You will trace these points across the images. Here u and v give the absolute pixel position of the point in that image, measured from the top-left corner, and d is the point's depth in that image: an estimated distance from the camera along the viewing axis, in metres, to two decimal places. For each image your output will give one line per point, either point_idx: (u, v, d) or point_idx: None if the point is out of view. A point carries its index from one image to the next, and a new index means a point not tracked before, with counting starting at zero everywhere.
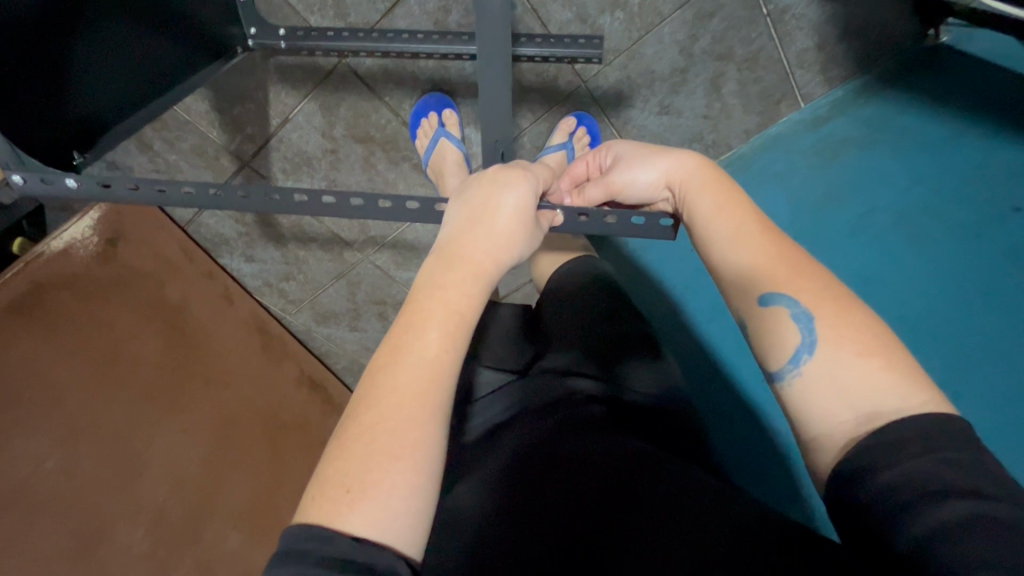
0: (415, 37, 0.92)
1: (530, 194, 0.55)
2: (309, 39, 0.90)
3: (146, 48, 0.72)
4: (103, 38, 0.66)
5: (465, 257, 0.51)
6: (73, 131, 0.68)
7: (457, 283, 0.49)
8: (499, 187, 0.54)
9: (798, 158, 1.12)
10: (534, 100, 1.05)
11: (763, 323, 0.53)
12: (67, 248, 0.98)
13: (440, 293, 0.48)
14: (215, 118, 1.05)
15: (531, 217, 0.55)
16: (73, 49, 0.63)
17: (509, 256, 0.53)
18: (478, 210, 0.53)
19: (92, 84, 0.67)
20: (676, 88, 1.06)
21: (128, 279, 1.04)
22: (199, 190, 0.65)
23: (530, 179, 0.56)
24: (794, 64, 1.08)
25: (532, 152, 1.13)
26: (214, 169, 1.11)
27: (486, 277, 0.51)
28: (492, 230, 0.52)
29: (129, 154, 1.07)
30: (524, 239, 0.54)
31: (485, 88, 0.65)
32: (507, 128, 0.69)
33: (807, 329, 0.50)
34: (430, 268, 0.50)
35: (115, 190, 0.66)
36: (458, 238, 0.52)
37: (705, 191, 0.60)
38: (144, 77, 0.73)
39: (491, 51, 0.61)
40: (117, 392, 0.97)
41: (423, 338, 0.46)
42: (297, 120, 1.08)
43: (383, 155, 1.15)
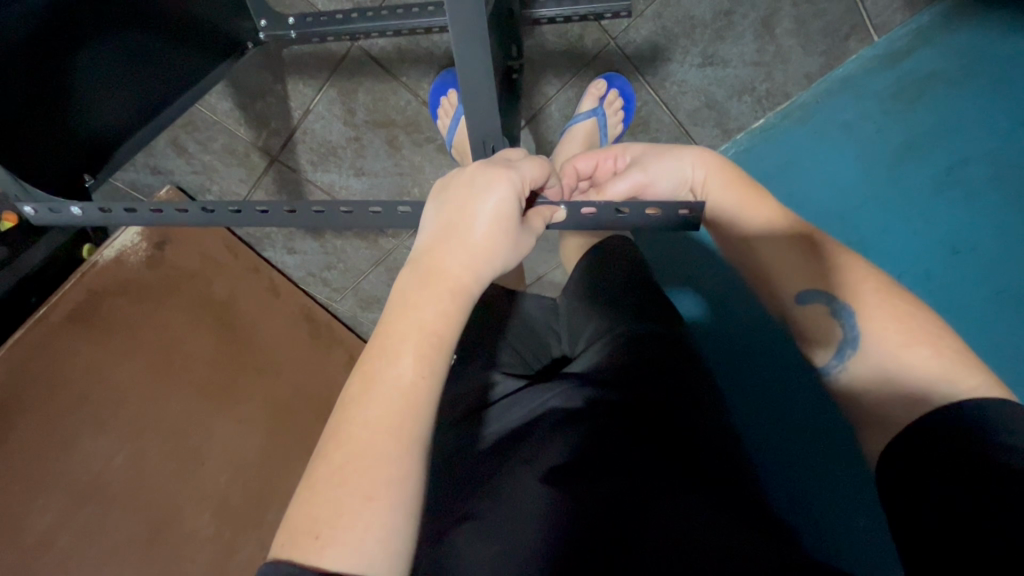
0: (425, 10, 0.85)
1: (513, 193, 0.49)
2: (318, 25, 0.86)
3: (150, 57, 0.71)
4: (108, 64, 0.67)
5: (441, 272, 0.47)
6: (88, 149, 0.69)
7: (432, 301, 0.46)
8: (477, 191, 0.48)
9: (871, 103, 0.95)
10: (559, 65, 0.97)
11: (805, 323, 0.53)
12: (118, 256, 1.02)
13: (415, 315, 0.45)
14: (240, 115, 1.05)
15: (514, 222, 0.49)
16: (74, 75, 0.63)
17: (490, 270, 0.49)
18: (455, 218, 0.48)
19: (95, 109, 0.67)
20: (720, 35, 0.93)
21: (179, 279, 1.09)
22: (194, 206, 0.65)
23: (516, 180, 0.49)
24: None
25: (561, 124, 1.04)
26: (246, 166, 1.12)
27: (466, 293, 0.47)
28: (469, 242, 0.48)
29: (167, 156, 1.09)
30: (508, 247, 0.50)
31: (467, 81, 0.57)
32: (496, 124, 0.61)
33: (850, 324, 0.50)
34: (404, 284, 0.47)
35: (115, 215, 0.66)
36: (432, 248, 0.48)
37: (729, 187, 0.57)
38: (147, 92, 0.73)
39: (466, 35, 0.53)
40: (175, 388, 1.03)
41: (396, 366, 0.43)
42: (319, 110, 1.06)
43: (406, 137, 1.10)
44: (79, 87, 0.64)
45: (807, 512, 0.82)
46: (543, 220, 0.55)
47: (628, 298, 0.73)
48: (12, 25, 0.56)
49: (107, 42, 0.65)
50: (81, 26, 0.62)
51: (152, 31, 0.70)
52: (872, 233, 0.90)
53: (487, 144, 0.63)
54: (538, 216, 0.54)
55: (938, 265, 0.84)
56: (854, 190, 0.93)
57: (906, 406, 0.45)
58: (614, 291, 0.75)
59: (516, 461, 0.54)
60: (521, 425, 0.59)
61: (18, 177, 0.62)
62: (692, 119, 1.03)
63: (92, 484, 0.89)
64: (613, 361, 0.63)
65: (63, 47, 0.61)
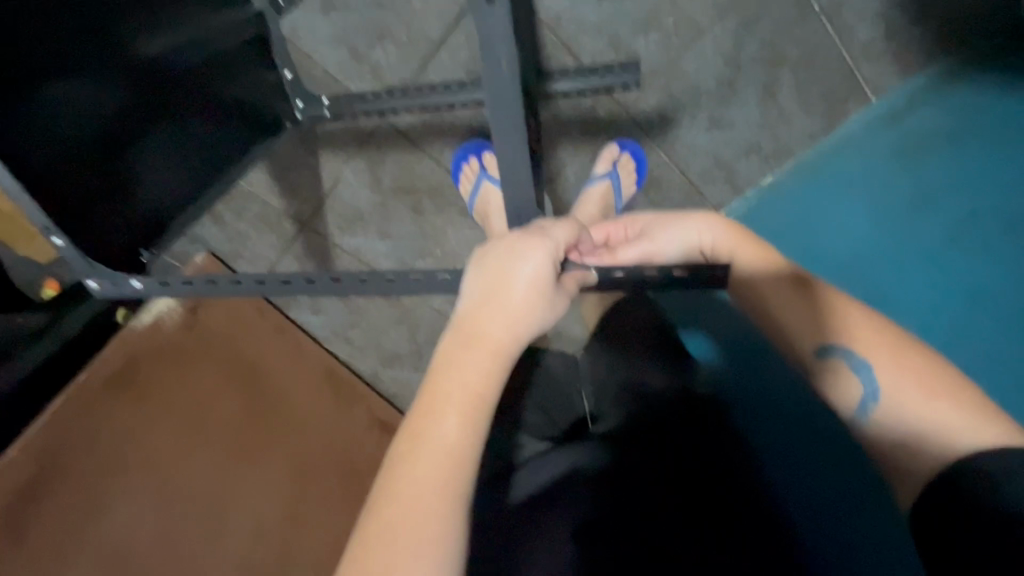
0: (449, 88, 0.92)
1: (547, 258, 0.52)
2: (350, 104, 0.92)
3: (201, 141, 0.77)
4: (165, 151, 0.73)
5: (482, 335, 0.49)
6: (138, 224, 0.74)
7: (474, 361, 0.48)
8: (515, 256, 0.51)
9: (877, 158, 0.97)
10: (573, 132, 1.03)
11: (827, 376, 0.54)
12: (155, 320, 1.07)
13: (458, 376, 0.47)
14: (274, 185, 1.12)
15: (550, 285, 0.52)
16: (133, 161, 0.70)
17: (528, 330, 0.51)
18: (495, 281, 0.51)
19: (151, 189, 0.74)
20: (725, 101, 1.00)
21: (212, 342, 1.12)
22: (244, 278, 0.69)
23: (549, 245, 0.52)
24: (858, 58, 0.97)
25: (576, 185, 1.08)
26: (278, 233, 1.18)
27: (505, 353, 0.49)
28: (507, 305, 0.50)
29: (205, 227, 1.16)
30: (544, 309, 0.52)
31: (504, 152, 0.63)
32: (529, 193, 0.66)
33: (868, 378, 0.52)
34: (448, 345, 0.49)
35: (172, 286, 0.70)
36: (473, 310, 0.50)
37: (739, 246, 0.59)
38: (195, 173, 0.78)
39: (506, 114, 0.59)
40: (206, 449, 1.04)
41: (441, 426, 0.45)
42: (348, 179, 1.13)
43: (430, 203, 1.17)
44: (137, 172, 0.71)
45: (838, 559, 0.82)
46: (577, 280, 0.57)
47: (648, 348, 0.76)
48: (66, 117, 0.62)
49: (167, 130, 0.73)
50: (142, 119, 0.69)
51: (206, 119, 0.77)
52: (892, 282, 0.89)
53: (521, 213, 0.68)
54: (573, 278, 0.57)
55: (968, 315, 0.84)
56: (869, 242, 0.93)
57: (935, 453, 0.47)
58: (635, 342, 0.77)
59: (547, 526, 0.54)
60: (548, 486, 0.59)
61: (81, 253, 0.67)
62: (701, 178, 1.07)
63: (120, 552, 0.90)
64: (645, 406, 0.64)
65: (114, 136, 0.67)
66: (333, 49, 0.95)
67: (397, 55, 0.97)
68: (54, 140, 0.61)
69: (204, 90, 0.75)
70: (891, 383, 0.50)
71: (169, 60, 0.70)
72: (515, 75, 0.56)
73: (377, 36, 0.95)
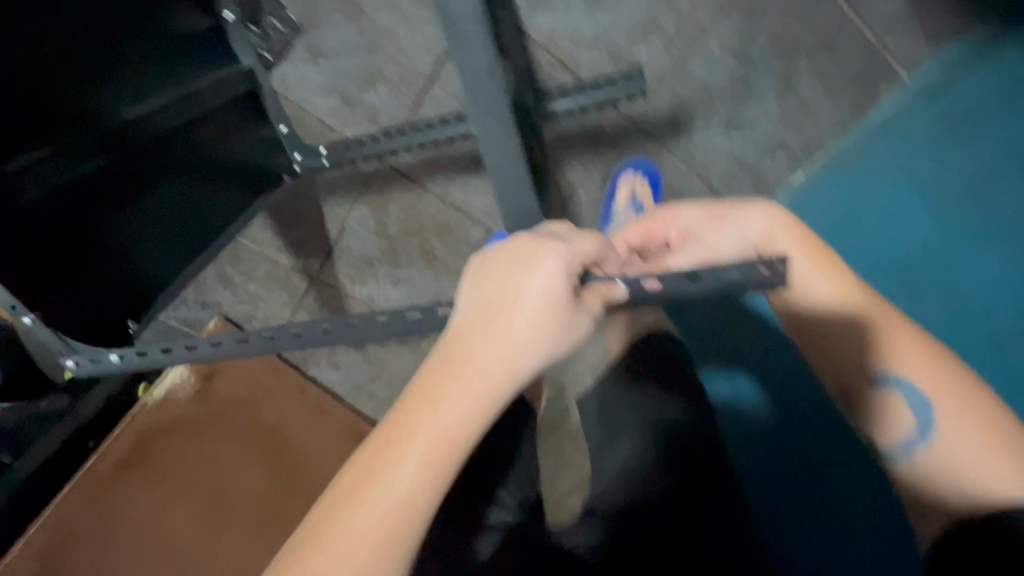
0: (446, 120, 0.88)
1: (561, 273, 0.43)
2: (347, 151, 0.89)
3: (193, 202, 0.74)
4: (152, 214, 0.70)
5: (469, 365, 0.41)
6: (124, 296, 0.70)
7: (455, 394, 0.41)
8: (521, 267, 0.44)
9: (921, 141, 0.87)
10: (581, 149, 0.96)
11: (883, 410, 0.53)
12: (168, 393, 1.03)
13: (433, 411, 0.40)
14: (281, 243, 1.11)
15: (564, 302, 0.43)
16: (118, 226, 0.66)
17: (530, 363, 0.43)
18: (495, 297, 0.44)
19: (141, 255, 0.70)
20: (740, 99, 0.92)
21: (227, 410, 1.07)
22: (225, 337, 0.63)
23: (562, 255, 0.44)
24: (881, 36, 0.89)
25: (592, 207, 0.99)
26: (288, 289, 1.13)
27: (497, 389, 0.42)
28: (507, 332, 0.42)
29: (216, 289, 1.13)
30: (556, 335, 0.43)
31: (494, 160, 0.56)
32: (528, 201, 0.58)
33: (927, 418, 0.51)
34: (430, 369, 0.42)
35: (148, 356, 0.65)
36: (466, 333, 0.43)
37: (803, 251, 0.55)
38: (185, 235, 0.75)
39: (490, 119, 0.53)
40: (224, 525, 0.98)
41: (398, 471, 0.39)
42: (353, 228, 1.10)
43: (440, 242, 1.10)
44: (123, 238, 0.67)
45: None
46: (602, 297, 0.46)
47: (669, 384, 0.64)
48: (38, 183, 0.59)
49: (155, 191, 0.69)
50: (126, 181, 0.66)
51: (199, 177, 0.73)
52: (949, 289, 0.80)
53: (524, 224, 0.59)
54: (597, 292, 0.46)
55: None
56: (920, 237, 0.83)
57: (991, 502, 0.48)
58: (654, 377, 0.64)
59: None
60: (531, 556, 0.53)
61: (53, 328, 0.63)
62: (725, 182, 0.95)
63: None
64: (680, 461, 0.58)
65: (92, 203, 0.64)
66: (324, 96, 0.93)
67: (388, 95, 0.93)
68: (24, 209, 0.58)
69: (194, 152, 0.72)
70: (955, 426, 0.50)
71: (156, 121, 0.67)
72: (494, 71, 0.51)
73: (368, 80, 0.92)
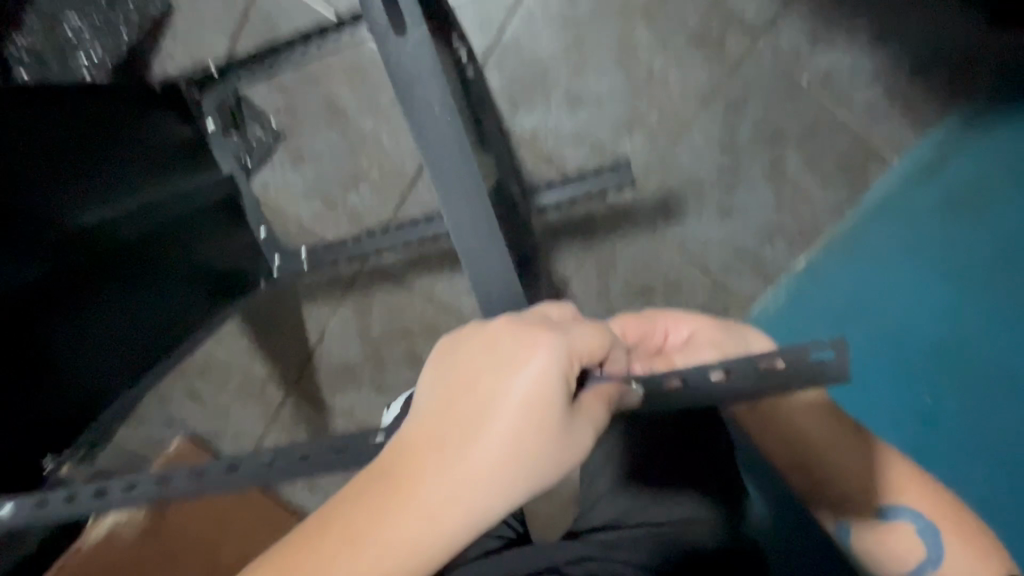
0: (430, 219, 0.85)
1: (556, 381, 0.34)
2: (330, 251, 0.85)
3: (151, 311, 0.65)
4: (99, 327, 0.60)
5: (414, 490, 0.34)
6: (47, 423, 0.58)
7: (390, 519, 0.34)
8: (502, 371, 0.35)
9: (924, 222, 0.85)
10: (571, 243, 0.93)
11: (882, 538, 0.52)
12: (108, 534, 0.89)
13: (360, 537, 0.34)
14: (256, 352, 1.03)
15: (551, 418, 0.34)
16: (51, 340, 0.56)
17: (497, 498, 0.34)
18: (465, 406, 0.35)
19: (78, 373, 0.59)
20: (731, 188, 0.90)
21: (179, 550, 0.92)
22: (145, 478, 0.46)
23: (551, 350, 0.35)
24: (866, 122, 0.88)
25: (589, 300, 0.93)
26: (262, 403, 1.04)
27: (446, 523, 0.34)
28: (470, 457, 0.34)
29: (183, 406, 1.04)
30: (536, 466, 0.35)
31: (463, 231, 0.47)
32: (508, 278, 0.48)
33: (933, 543, 0.50)
34: (371, 484, 0.35)
35: (48, 503, 0.47)
36: (424, 447, 0.35)
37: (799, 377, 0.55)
38: (136, 348, 0.64)
39: (455, 183, 0.47)
40: None
41: None
42: (334, 332, 1.02)
43: (427, 344, 1.02)
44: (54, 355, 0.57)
45: None
46: (610, 397, 0.37)
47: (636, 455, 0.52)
48: None
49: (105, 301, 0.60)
50: (70, 289, 0.58)
51: (160, 286, 0.65)
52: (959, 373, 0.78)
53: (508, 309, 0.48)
54: (595, 395, 0.37)
55: None
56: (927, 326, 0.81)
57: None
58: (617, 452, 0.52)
59: None
60: None
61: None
62: (725, 272, 0.93)
63: None
64: (665, 447, 0.51)
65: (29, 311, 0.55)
66: (306, 201, 0.91)
67: (371, 197, 0.91)
68: None
69: (167, 254, 0.66)
70: (955, 549, 0.49)
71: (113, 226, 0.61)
72: (465, 145, 0.47)
73: (350, 182, 0.91)
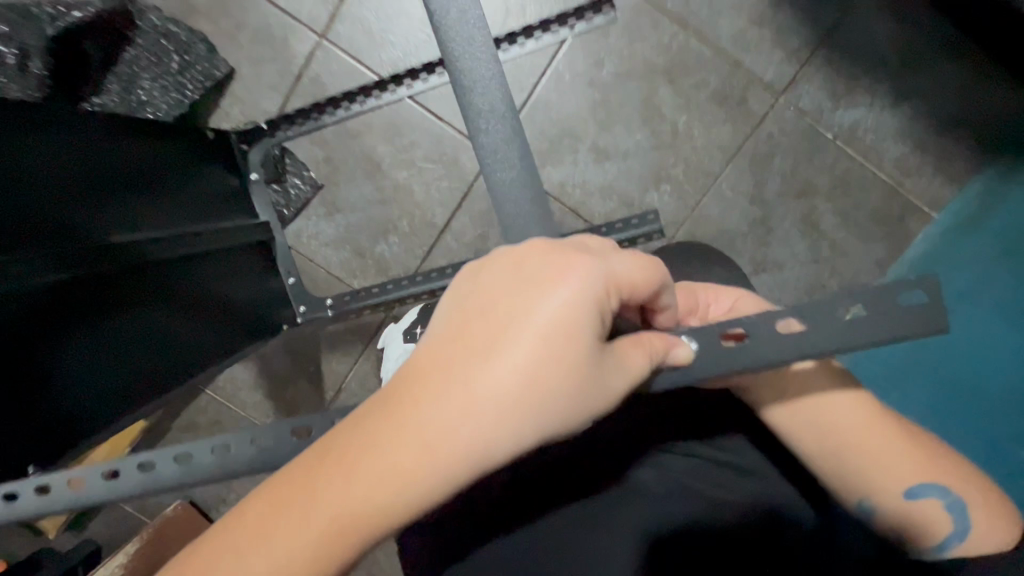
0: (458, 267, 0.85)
1: (589, 315, 0.31)
2: (355, 301, 0.85)
3: (177, 335, 0.59)
4: (126, 336, 0.53)
5: (432, 412, 0.30)
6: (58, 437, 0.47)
7: (405, 445, 0.30)
8: (530, 292, 0.31)
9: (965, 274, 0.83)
10: None
11: (915, 510, 0.48)
12: None
13: (373, 462, 0.30)
14: (268, 407, 0.98)
15: (583, 348, 0.31)
16: (73, 346, 0.47)
17: (521, 435, 0.31)
18: (490, 324, 0.32)
19: (81, 386, 0.48)
20: (763, 241, 0.88)
21: None
22: (121, 461, 0.39)
23: (578, 278, 0.31)
24: (899, 175, 0.87)
25: None
26: None
27: (467, 457, 0.30)
28: (488, 381, 0.30)
29: None
30: (554, 411, 0.31)
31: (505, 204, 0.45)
32: None
33: (958, 511, 0.48)
34: (389, 406, 0.31)
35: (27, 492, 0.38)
36: (446, 365, 0.31)
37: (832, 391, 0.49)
38: (166, 363, 0.57)
39: (498, 153, 0.45)
40: None
41: (296, 530, 0.30)
42: (351, 387, 0.98)
43: None
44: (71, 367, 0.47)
45: None
46: (656, 352, 0.34)
47: (630, 428, 0.56)
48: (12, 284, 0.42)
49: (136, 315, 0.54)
50: (118, 295, 0.52)
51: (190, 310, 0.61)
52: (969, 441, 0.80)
53: None
54: (644, 348, 0.34)
55: None
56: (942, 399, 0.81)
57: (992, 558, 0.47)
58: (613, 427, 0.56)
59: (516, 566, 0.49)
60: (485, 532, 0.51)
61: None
62: None
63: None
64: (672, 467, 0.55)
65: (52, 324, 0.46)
66: (335, 250, 0.93)
67: (399, 247, 0.92)
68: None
69: (190, 284, 0.61)
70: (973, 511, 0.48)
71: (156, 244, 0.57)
72: (512, 118, 0.45)
73: (380, 232, 0.92)
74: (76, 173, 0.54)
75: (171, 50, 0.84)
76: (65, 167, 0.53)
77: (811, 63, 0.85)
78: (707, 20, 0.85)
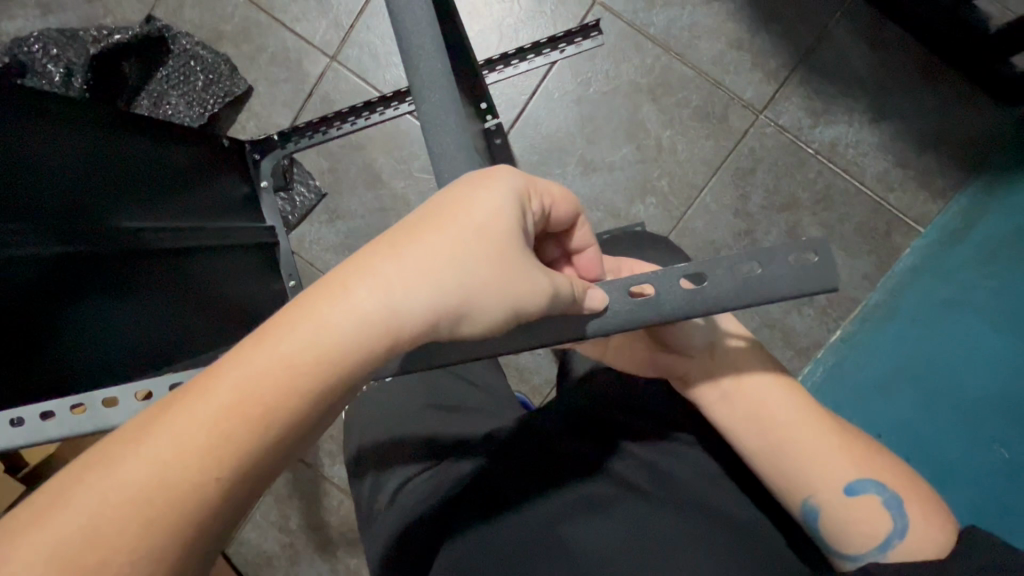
0: None
1: (512, 207, 0.34)
2: None
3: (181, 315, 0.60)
4: (139, 303, 0.54)
5: (378, 284, 0.30)
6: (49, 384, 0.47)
7: (349, 315, 0.29)
8: (479, 192, 0.33)
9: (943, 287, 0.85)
10: None
11: (847, 510, 0.46)
12: None
13: (312, 333, 0.28)
14: None
15: (517, 247, 0.34)
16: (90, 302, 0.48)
17: (457, 317, 0.32)
18: (441, 216, 0.32)
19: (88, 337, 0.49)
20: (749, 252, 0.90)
21: None
22: (127, 392, 0.44)
23: (517, 188, 0.35)
24: (880, 190, 0.88)
25: None
26: None
27: (405, 334, 0.30)
28: (434, 259, 0.31)
29: None
30: (487, 288, 0.32)
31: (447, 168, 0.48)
32: None
33: (898, 512, 0.45)
34: (335, 280, 0.30)
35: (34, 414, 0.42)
36: (399, 246, 0.31)
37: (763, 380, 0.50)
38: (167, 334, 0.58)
39: (444, 123, 0.48)
40: None
41: (220, 395, 0.27)
42: None
43: None
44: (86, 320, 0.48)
45: None
46: (575, 288, 0.37)
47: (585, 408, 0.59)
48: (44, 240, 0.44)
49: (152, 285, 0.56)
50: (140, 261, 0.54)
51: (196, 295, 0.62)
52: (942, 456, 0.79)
53: None
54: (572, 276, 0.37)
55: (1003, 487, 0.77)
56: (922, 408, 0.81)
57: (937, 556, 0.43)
58: (564, 413, 0.59)
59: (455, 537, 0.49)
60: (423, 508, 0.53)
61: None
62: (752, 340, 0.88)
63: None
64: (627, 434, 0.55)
65: (64, 287, 0.46)
66: (334, 255, 0.98)
67: None
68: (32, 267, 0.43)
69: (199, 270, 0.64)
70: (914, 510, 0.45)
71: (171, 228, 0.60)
72: (455, 91, 0.49)
73: (377, 239, 0.97)
74: (103, 162, 0.56)
75: (197, 70, 0.93)
76: (89, 157, 0.55)
77: (788, 84, 0.90)
78: (687, 44, 0.91)
